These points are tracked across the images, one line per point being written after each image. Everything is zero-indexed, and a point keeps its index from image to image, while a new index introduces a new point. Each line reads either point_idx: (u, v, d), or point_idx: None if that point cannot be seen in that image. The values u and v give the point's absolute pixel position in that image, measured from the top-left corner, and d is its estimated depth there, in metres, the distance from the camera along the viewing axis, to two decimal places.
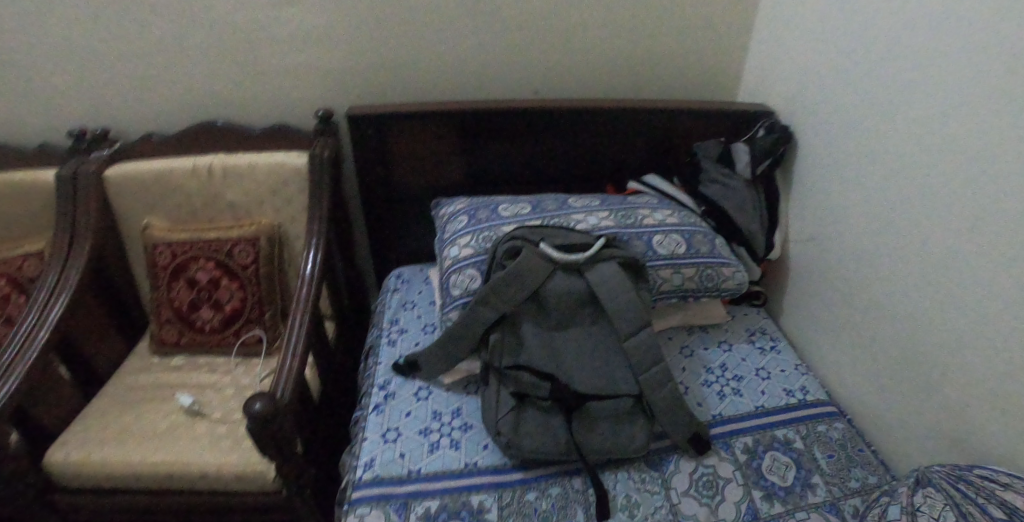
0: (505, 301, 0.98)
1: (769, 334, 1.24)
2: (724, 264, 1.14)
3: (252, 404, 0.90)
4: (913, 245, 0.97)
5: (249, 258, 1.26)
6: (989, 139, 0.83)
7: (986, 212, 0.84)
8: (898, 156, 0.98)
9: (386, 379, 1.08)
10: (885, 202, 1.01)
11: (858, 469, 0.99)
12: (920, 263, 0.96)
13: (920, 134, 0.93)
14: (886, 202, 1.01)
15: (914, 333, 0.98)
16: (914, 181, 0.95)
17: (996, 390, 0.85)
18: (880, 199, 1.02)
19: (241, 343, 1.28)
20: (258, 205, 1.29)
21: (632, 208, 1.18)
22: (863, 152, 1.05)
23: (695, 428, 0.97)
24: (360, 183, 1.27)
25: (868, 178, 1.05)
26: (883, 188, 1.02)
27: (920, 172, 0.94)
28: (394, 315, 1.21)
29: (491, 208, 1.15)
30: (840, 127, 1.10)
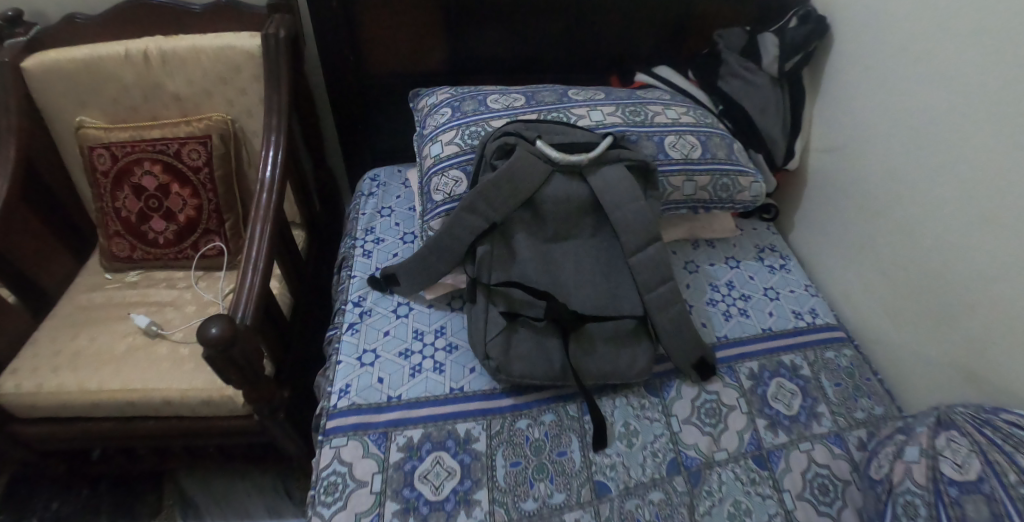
0: (495, 209, 0.85)
1: (779, 252, 1.15)
2: (740, 172, 1.02)
3: (208, 329, 0.80)
4: (960, 161, 0.85)
5: (201, 160, 1.10)
6: None
7: None
8: (958, 50, 0.84)
9: (361, 294, 0.97)
10: (931, 107, 0.89)
11: (865, 399, 0.94)
12: (965, 179, 0.85)
13: (990, 27, 0.79)
14: (934, 108, 0.88)
15: (947, 258, 0.89)
16: (974, 80, 0.82)
17: None
18: (927, 102, 0.89)
19: (201, 257, 1.16)
20: (207, 98, 1.11)
21: (643, 104, 1.04)
22: (911, 46, 0.91)
23: (701, 353, 0.89)
24: (327, 72, 1.10)
25: (914, 78, 0.91)
26: (931, 91, 0.89)
27: (982, 76, 0.81)
28: (369, 222, 1.08)
29: (479, 98, 1.00)
30: (887, 11, 0.94)
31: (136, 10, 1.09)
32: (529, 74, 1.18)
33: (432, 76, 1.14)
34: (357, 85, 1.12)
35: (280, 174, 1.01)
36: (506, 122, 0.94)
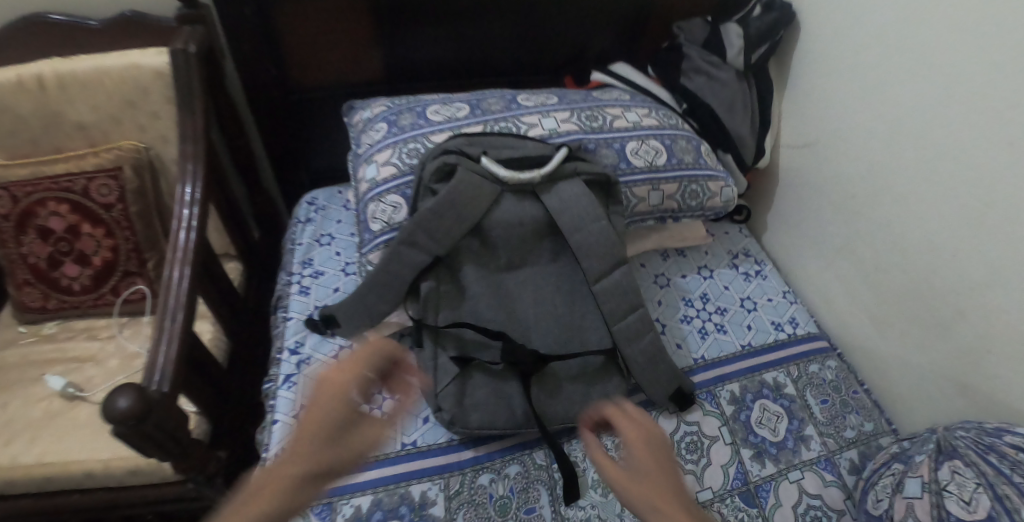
0: (438, 240, 0.76)
1: (753, 257, 1.08)
2: (709, 177, 0.94)
3: (115, 402, 0.70)
4: (947, 159, 0.78)
5: (112, 196, 0.98)
6: None
7: None
8: (943, 34, 0.76)
9: (299, 338, 0.87)
10: (909, 97, 0.82)
11: (852, 415, 0.88)
12: (956, 178, 0.77)
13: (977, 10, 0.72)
14: (914, 102, 0.81)
15: (936, 264, 0.82)
16: (959, 67, 0.75)
17: None
18: (906, 92, 0.82)
19: (125, 301, 1.04)
20: (116, 125, 0.99)
21: (600, 107, 0.94)
22: (889, 33, 0.83)
23: (678, 383, 0.81)
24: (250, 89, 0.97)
25: (892, 71, 0.84)
26: (909, 83, 0.81)
27: (966, 67, 0.74)
28: (306, 253, 0.98)
29: (418, 110, 0.89)
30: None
31: (20, 29, 0.94)
32: (476, 78, 1.08)
33: (369, 87, 1.04)
34: (286, 100, 1.01)
35: (201, 209, 0.89)
36: (447, 137, 0.84)
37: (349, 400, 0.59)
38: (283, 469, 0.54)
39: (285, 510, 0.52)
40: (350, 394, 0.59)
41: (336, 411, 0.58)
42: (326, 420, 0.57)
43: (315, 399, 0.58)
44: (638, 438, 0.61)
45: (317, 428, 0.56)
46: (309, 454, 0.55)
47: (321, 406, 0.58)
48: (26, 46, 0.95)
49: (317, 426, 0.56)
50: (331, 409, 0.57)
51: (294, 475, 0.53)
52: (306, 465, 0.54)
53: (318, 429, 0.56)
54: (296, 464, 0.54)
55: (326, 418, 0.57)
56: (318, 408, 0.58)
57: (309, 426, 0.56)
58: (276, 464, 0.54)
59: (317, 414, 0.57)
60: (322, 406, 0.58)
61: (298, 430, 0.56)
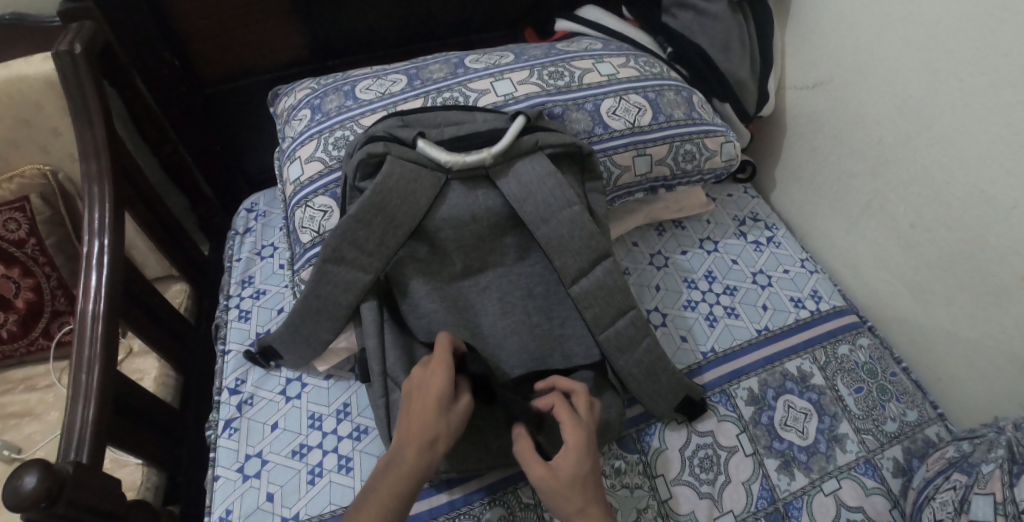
0: (370, 254, 0.63)
1: (763, 221, 0.93)
2: (705, 133, 0.79)
3: (18, 483, 0.56)
4: (1013, 88, 0.63)
5: (22, 231, 0.85)
6: None
7: None
8: None
9: (241, 374, 0.75)
10: (970, 17, 0.65)
11: (893, 403, 0.75)
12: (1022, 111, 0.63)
13: None
14: (974, 10, 0.65)
15: (991, 219, 0.68)
16: None
17: None
18: (962, 11, 0.66)
19: (60, 344, 0.93)
20: (13, 149, 0.85)
21: (567, 60, 0.78)
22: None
23: (685, 391, 0.68)
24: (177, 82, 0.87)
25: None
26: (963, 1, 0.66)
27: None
28: (246, 270, 0.86)
29: (346, 89, 0.75)
30: None
31: None
32: (418, 43, 0.95)
33: (295, 71, 0.92)
34: (194, 97, 0.89)
35: (114, 237, 0.75)
36: (378, 119, 0.70)
37: (448, 374, 0.56)
38: (404, 442, 0.53)
39: (416, 475, 0.52)
40: (451, 370, 0.57)
41: (445, 386, 0.56)
42: (432, 395, 0.55)
43: (416, 375, 0.56)
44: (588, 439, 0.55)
45: (431, 401, 0.55)
46: (428, 423, 0.54)
47: (430, 381, 0.56)
48: None
49: (426, 398, 0.55)
50: (438, 382, 0.55)
51: (419, 444, 0.53)
52: (429, 433, 0.54)
53: (432, 401, 0.55)
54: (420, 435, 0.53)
55: (429, 401, 0.55)
56: (422, 385, 0.56)
57: (419, 402, 0.55)
58: (402, 437, 0.54)
59: (423, 392, 0.55)
60: (426, 383, 0.56)
61: (414, 410, 0.55)
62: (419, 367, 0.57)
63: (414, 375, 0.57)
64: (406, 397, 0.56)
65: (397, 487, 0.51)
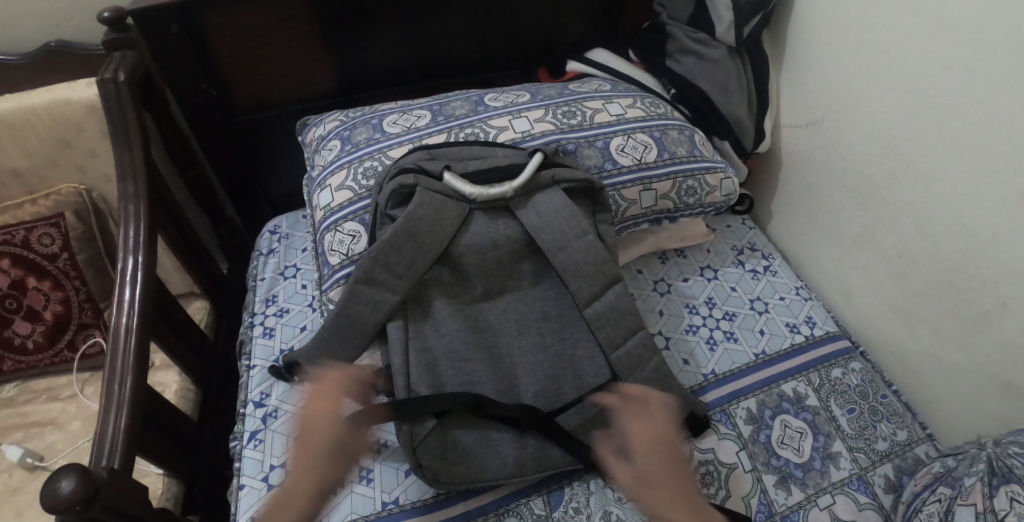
0: (400, 276, 0.68)
1: (759, 251, 0.99)
2: (707, 170, 0.85)
3: (58, 487, 0.59)
4: (986, 132, 0.69)
5: (56, 245, 0.89)
6: None
7: None
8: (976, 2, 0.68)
9: (266, 388, 0.79)
10: (945, 68, 0.72)
11: (884, 424, 0.79)
12: (995, 154, 0.69)
13: None
14: (949, 62, 0.72)
15: (971, 251, 0.74)
16: (1002, 33, 0.66)
17: None
18: (939, 62, 0.73)
19: (84, 356, 0.96)
20: (52, 168, 0.90)
21: (579, 100, 0.84)
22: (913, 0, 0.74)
23: (689, 409, 0.72)
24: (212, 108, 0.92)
25: (922, 32, 0.74)
26: (939, 54, 0.73)
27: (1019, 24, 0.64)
28: (270, 289, 0.90)
29: (374, 122, 0.80)
30: None
31: None
32: (438, 79, 1.01)
33: (321, 102, 0.98)
34: (227, 124, 0.95)
35: (147, 254, 0.79)
36: (405, 152, 0.75)
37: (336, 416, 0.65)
38: (302, 471, 0.63)
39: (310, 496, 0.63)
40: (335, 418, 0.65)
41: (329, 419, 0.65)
42: (329, 442, 0.64)
43: (309, 421, 0.64)
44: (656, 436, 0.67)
45: (318, 443, 0.63)
46: (329, 446, 0.64)
47: (317, 420, 0.64)
48: None
49: (309, 443, 0.64)
50: (325, 425, 0.64)
51: (310, 459, 0.63)
52: (314, 451, 0.63)
53: (324, 441, 0.64)
54: (310, 453, 0.63)
55: (324, 440, 0.64)
56: (326, 427, 0.64)
57: (318, 442, 0.64)
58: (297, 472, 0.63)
59: (321, 435, 0.64)
60: (331, 426, 0.64)
61: (315, 444, 0.63)
62: (311, 412, 0.65)
63: (319, 413, 0.65)
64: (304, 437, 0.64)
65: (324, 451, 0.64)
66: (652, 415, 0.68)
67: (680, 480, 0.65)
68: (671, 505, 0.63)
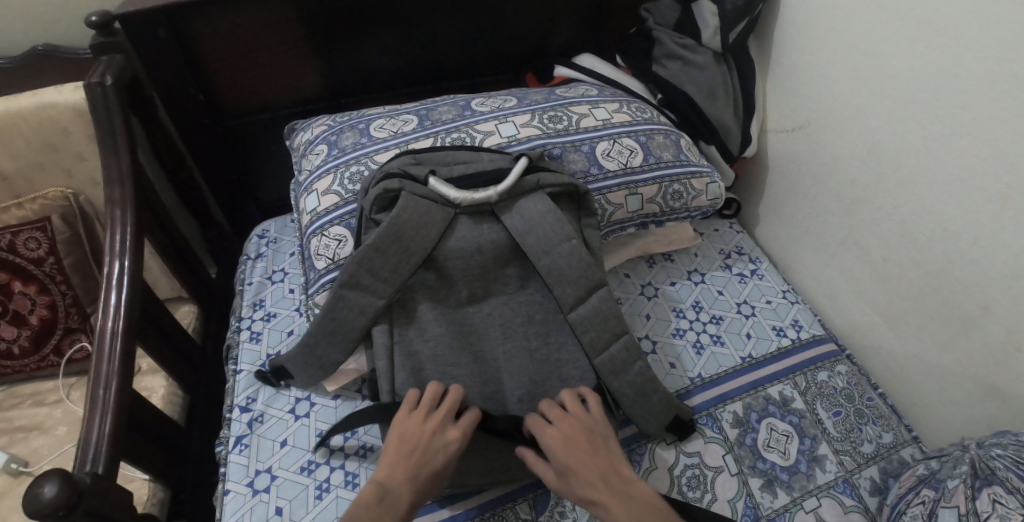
0: (384, 281, 0.68)
1: (747, 255, 0.99)
2: (692, 174, 0.85)
3: (39, 493, 0.59)
4: (968, 136, 0.70)
5: (42, 249, 0.89)
6: None
7: None
8: (960, 8, 0.68)
9: (252, 393, 0.79)
10: (927, 73, 0.73)
11: (869, 426, 0.80)
12: (977, 159, 0.70)
13: None
14: (931, 67, 0.72)
15: (954, 255, 0.75)
16: (984, 38, 0.67)
17: None
18: (921, 67, 0.74)
19: (70, 360, 0.95)
20: (39, 172, 0.89)
21: (565, 105, 0.84)
22: (895, 6, 0.75)
23: (674, 412, 0.73)
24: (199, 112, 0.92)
25: (905, 37, 0.75)
26: (921, 61, 0.73)
27: (999, 29, 0.65)
28: (258, 294, 0.90)
29: (361, 127, 0.81)
30: None
31: None
32: (426, 84, 1.01)
33: (309, 106, 0.98)
34: (216, 127, 0.95)
35: (133, 258, 0.79)
36: (392, 156, 0.75)
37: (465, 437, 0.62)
38: (398, 483, 0.58)
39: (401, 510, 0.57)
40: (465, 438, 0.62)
41: (440, 433, 0.62)
42: (432, 460, 0.60)
43: (419, 428, 0.61)
44: (574, 427, 0.64)
45: (433, 456, 0.60)
46: (426, 469, 0.60)
47: (419, 432, 0.61)
48: None
49: (425, 454, 0.60)
50: (445, 440, 0.61)
51: (409, 474, 0.59)
52: (416, 465, 0.59)
53: (422, 456, 0.60)
54: (411, 467, 0.59)
55: (442, 455, 0.61)
56: (435, 441, 0.61)
57: (422, 455, 0.60)
58: (390, 484, 0.58)
59: (431, 449, 0.60)
60: (442, 443, 0.61)
61: (417, 457, 0.60)
62: (434, 419, 0.62)
63: (428, 425, 0.61)
64: (403, 448, 0.60)
65: (422, 471, 0.59)
66: (576, 412, 0.65)
67: (601, 463, 0.62)
68: (600, 489, 0.59)
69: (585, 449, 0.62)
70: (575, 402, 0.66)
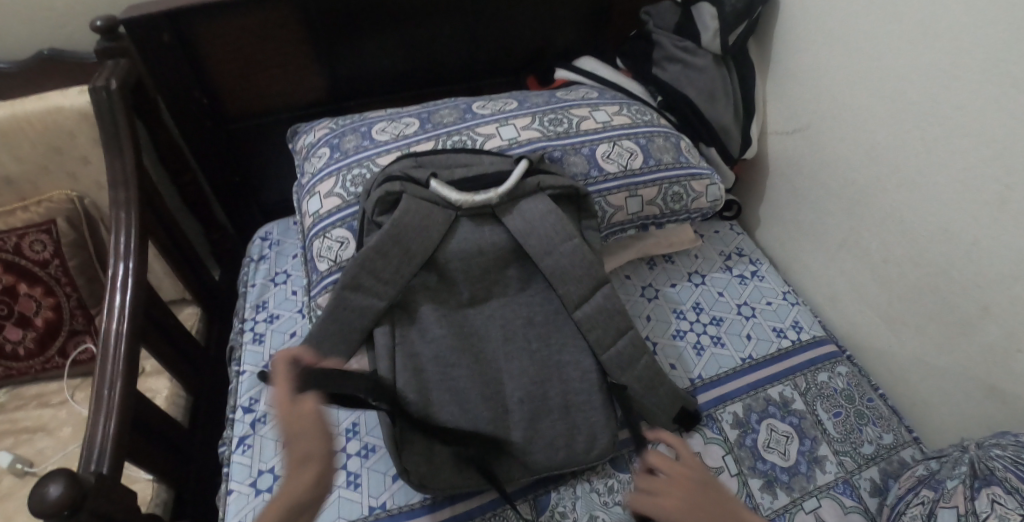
0: (386, 282, 0.68)
1: (747, 256, 1.00)
2: (692, 176, 0.86)
3: (45, 492, 0.59)
4: (966, 138, 0.71)
5: (47, 252, 0.90)
6: None
7: None
8: (957, 10, 0.69)
9: (255, 394, 0.79)
10: (924, 76, 0.74)
11: (870, 427, 0.80)
12: (975, 161, 0.70)
13: None
14: (928, 69, 0.73)
15: (954, 256, 0.75)
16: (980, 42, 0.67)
17: None
18: (918, 70, 0.74)
19: (75, 362, 0.96)
20: (44, 176, 0.90)
21: (565, 108, 0.85)
22: (893, 9, 0.76)
23: (681, 403, 0.74)
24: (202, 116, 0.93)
25: (903, 40, 0.75)
26: (918, 63, 0.74)
27: (997, 31, 0.65)
28: (261, 295, 0.91)
29: (363, 130, 0.81)
30: None
31: None
32: (427, 87, 1.02)
33: (312, 109, 0.99)
34: (219, 131, 0.95)
35: (138, 261, 0.80)
36: (393, 159, 0.76)
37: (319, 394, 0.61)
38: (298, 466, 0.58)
39: (318, 480, 0.58)
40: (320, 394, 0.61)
41: (299, 403, 0.59)
42: (312, 427, 0.59)
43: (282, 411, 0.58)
44: (681, 484, 0.62)
45: (309, 425, 0.59)
46: (310, 439, 0.58)
47: (288, 413, 0.59)
48: None
49: (303, 429, 0.58)
50: (308, 406, 0.59)
51: (300, 454, 0.58)
52: (302, 441, 0.58)
53: (301, 431, 0.58)
54: (298, 447, 0.58)
55: (314, 418, 0.59)
56: (303, 414, 0.59)
57: (302, 428, 0.58)
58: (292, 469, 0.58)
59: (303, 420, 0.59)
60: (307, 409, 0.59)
61: (296, 435, 0.58)
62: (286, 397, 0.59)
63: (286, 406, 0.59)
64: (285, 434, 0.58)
65: (308, 444, 0.58)
66: (675, 470, 0.64)
67: (720, 510, 0.61)
68: None
69: (702, 505, 0.61)
70: (661, 459, 0.65)
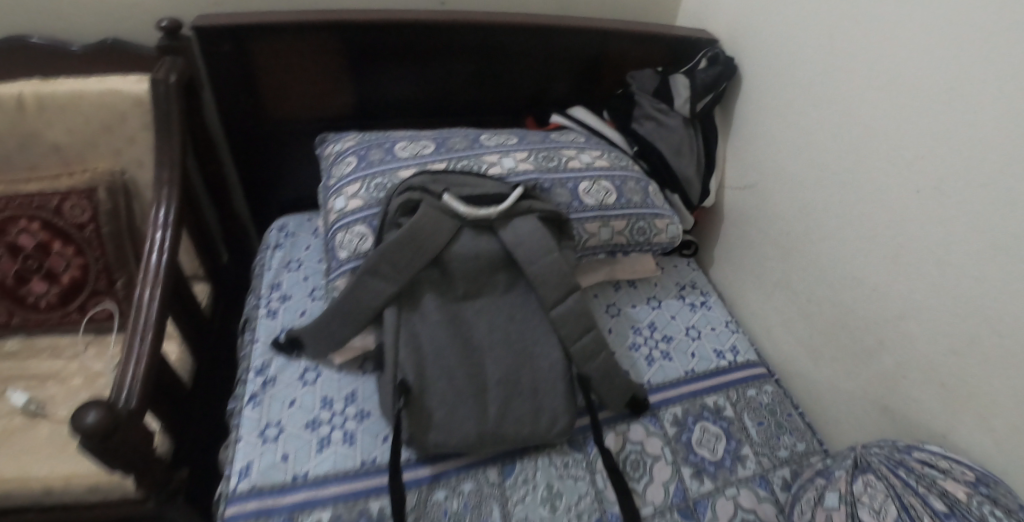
0: (398, 271, 0.82)
1: (699, 288, 1.16)
2: (656, 215, 1.02)
3: (83, 416, 0.70)
4: (865, 205, 0.89)
5: (85, 216, 1.00)
6: (948, 102, 0.76)
7: (943, 183, 0.77)
8: (860, 105, 0.88)
9: (266, 360, 0.91)
10: (839, 154, 0.93)
11: (787, 436, 0.96)
12: (871, 224, 0.88)
13: (889, 85, 0.83)
14: (841, 150, 0.92)
15: (860, 300, 0.92)
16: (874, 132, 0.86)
17: (941, 368, 0.81)
18: (834, 149, 0.93)
19: (91, 319, 1.05)
20: (92, 148, 1.01)
21: (557, 148, 1.01)
22: (818, 99, 0.95)
23: (632, 392, 0.89)
24: (240, 117, 1.06)
25: (824, 125, 0.95)
26: (834, 143, 0.93)
27: (889, 124, 0.84)
28: (275, 278, 1.03)
29: (387, 146, 0.96)
30: (797, 63, 0.99)
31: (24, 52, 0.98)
32: (442, 115, 1.18)
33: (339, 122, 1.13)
34: (256, 131, 1.08)
35: (173, 232, 0.91)
36: (412, 174, 0.91)
37: None
38: None
39: None
40: None
41: None
42: None
43: None
44: None
45: None
46: None
47: None
48: (16, 70, 0.99)
49: None
50: None
51: None
52: None
53: None
54: None
55: None
56: None
57: None
58: None
59: None
60: None
61: None
62: None
63: None
64: None
65: None
66: None
67: None
68: None
69: None
70: None
